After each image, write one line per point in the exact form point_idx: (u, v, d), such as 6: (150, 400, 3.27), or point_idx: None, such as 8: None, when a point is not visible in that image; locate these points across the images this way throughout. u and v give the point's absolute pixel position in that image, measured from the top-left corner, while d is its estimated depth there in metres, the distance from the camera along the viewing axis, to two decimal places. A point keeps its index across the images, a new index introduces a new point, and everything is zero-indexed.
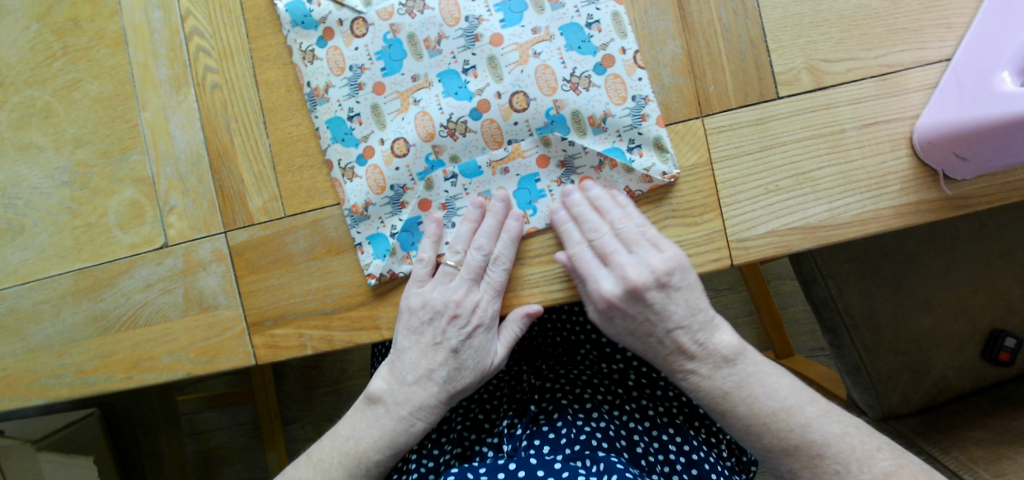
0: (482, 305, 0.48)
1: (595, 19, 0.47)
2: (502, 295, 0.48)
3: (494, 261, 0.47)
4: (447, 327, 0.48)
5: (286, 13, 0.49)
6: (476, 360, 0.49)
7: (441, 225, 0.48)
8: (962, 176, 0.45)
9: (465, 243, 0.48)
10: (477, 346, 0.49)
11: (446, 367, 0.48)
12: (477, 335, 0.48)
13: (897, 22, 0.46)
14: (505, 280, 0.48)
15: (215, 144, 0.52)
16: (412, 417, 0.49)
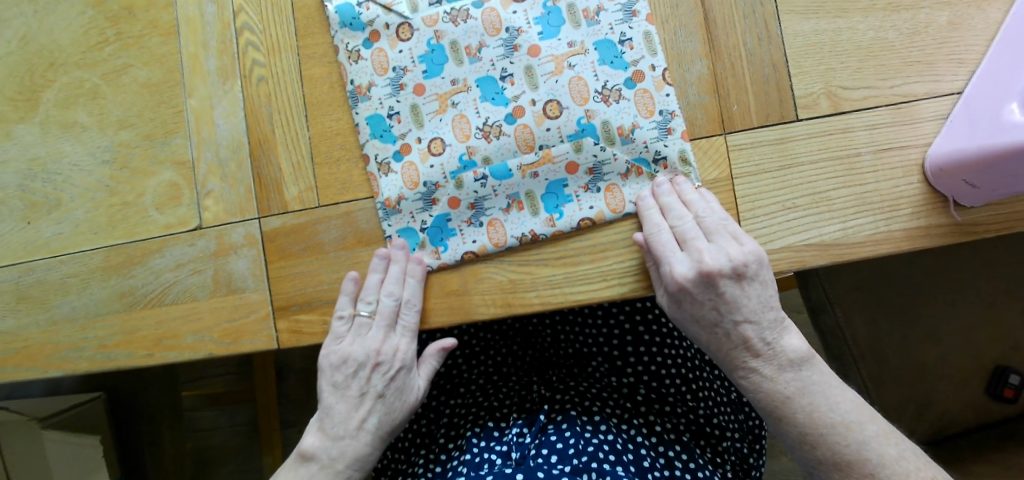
0: (402, 347, 0.51)
1: (628, 37, 0.49)
2: (416, 334, 0.51)
3: (405, 303, 0.51)
4: (371, 374, 0.50)
5: (336, 14, 0.52)
6: (400, 400, 0.51)
7: (358, 282, 0.51)
8: (971, 203, 0.47)
9: (375, 293, 0.51)
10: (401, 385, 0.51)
11: (382, 408, 0.50)
12: (400, 376, 0.51)
13: (911, 55, 0.49)
14: (417, 320, 0.51)
15: (256, 133, 0.55)
16: (349, 469, 0.50)
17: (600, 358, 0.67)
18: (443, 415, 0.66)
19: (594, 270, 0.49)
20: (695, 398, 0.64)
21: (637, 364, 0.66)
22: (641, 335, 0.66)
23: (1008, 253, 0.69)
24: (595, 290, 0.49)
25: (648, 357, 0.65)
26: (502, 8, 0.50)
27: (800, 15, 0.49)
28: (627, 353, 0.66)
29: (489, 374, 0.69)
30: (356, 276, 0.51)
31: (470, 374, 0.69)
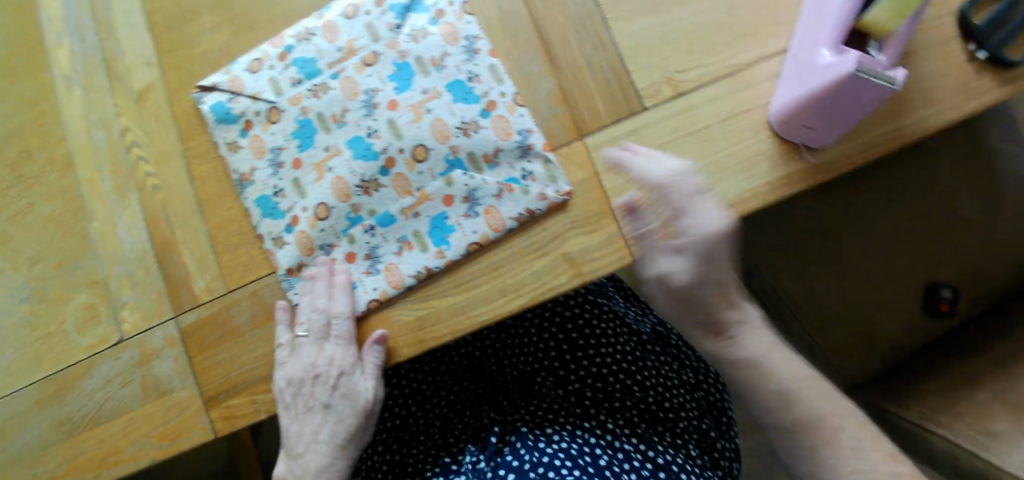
0: (338, 356, 0.53)
1: (475, 73, 0.52)
2: (354, 341, 0.53)
3: (338, 321, 0.52)
4: (327, 375, 0.54)
5: (211, 113, 0.56)
6: (350, 408, 0.55)
7: (289, 309, 0.53)
8: (821, 143, 0.50)
9: (305, 311, 0.53)
10: (346, 394, 0.54)
11: (336, 418, 0.55)
12: (342, 385, 0.54)
13: (733, 28, 0.53)
14: (351, 329, 0.53)
15: (159, 239, 0.57)
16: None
17: (545, 373, 0.70)
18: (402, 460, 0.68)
19: (492, 289, 0.52)
20: (637, 383, 0.68)
21: (579, 370, 0.69)
22: (575, 340, 0.70)
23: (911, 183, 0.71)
24: (496, 309, 0.51)
25: (587, 361, 0.69)
26: (357, 74, 0.53)
27: (625, 18, 0.53)
28: (567, 361, 0.70)
29: (445, 414, 0.71)
30: (312, 270, 0.53)
31: (426, 418, 0.71)
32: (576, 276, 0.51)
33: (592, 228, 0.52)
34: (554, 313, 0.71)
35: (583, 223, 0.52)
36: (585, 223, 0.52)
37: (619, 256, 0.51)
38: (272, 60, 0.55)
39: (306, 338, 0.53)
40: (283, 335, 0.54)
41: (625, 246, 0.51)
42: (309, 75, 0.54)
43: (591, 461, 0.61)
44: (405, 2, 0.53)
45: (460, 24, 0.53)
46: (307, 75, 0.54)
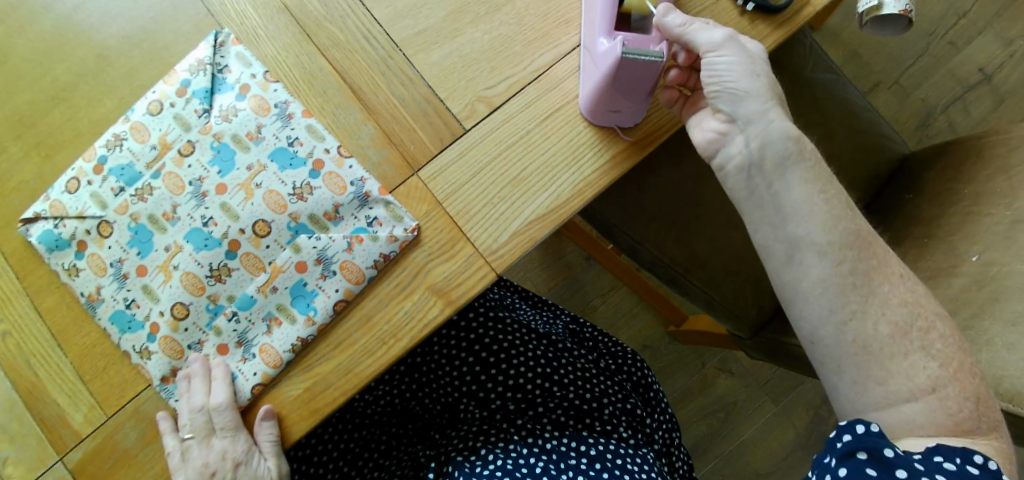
0: (230, 446, 0.54)
1: (294, 137, 0.54)
2: (241, 427, 0.53)
3: (224, 416, 0.53)
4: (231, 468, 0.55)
5: (40, 244, 0.54)
6: None
7: (169, 417, 0.53)
8: (632, 122, 0.54)
9: (185, 414, 0.53)
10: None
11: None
12: (242, 472, 0.55)
13: (528, 36, 0.56)
14: (234, 417, 0.53)
15: (24, 385, 0.55)
16: None
17: (467, 399, 0.73)
18: None
19: (371, 340, 0.52)
20: (553, 384, 0.72)
21: (497, 387, 0.72)
22: (487, 359, 0.73)
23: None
24: (380, 359, 0.52)
25: (502, 377, 0.72)
26: (178, 167, 0.53)
27: (426, 51, 0.56)
28: (483, 381, 0.73)
29: (377, 461, 0.72)
30: (187, 371, 0.52)
31: (363, 473, 0.71)
32: (446, 304, 0.53)
33: (448, 255, 0.53)
34: (459, 338, 0.73)
35: (438, 253, 0.53)
36: (440, 252, 0.53)
37: (480, 274, 0.53)
38: (89, 176, 0.54)
39: (194, 441, 0.53)
40: (169, 446, 0.53)
41: (484, 263, 0.53)
42: (130, 181, 0.54)
43: (527, 473, 0.65)
44: (207, 85, 0.54)
45: (267, 93, 0.54)
46: (128, 181, 0.54)
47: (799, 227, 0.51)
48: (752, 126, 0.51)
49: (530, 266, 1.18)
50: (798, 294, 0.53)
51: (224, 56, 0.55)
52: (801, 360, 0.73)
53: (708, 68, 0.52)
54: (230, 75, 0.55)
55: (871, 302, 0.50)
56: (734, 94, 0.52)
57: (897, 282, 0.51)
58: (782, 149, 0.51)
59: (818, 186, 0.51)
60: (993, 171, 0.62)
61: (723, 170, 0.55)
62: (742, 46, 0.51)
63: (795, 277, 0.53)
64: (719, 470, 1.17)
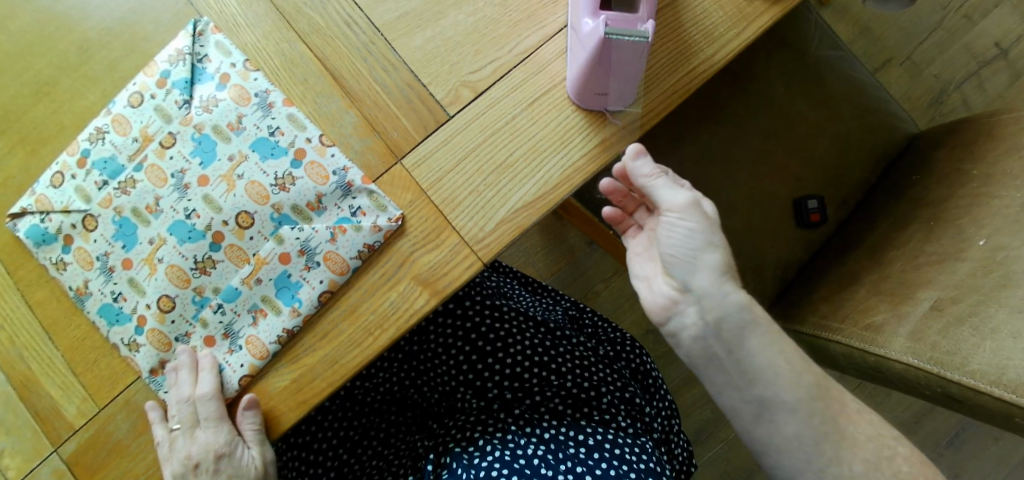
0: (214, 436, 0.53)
1: (275, 126, 0.53)
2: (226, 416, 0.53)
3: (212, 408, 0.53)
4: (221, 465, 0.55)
5: (28, 239, 0.54)
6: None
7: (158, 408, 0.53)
8: (622, 104, 0.53)
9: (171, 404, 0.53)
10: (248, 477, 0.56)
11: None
12: (226, 462, 0.54)
13: (512, 18, 0.55)
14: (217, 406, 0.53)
15: (17, 377, 0.55)
16: None
17: (464, 389, 0.71)
18: None
19: (356, 331, 0.51)
20: (551, 373, 0.70)
21: (494, 376, 0.70)
22: (484, 348, 0.70)
23: (740, 109, 0.77)
24: (365, 349, 0.51)
25: (500, 367, 0.70)
26: (160, 159, 0.53)
27: (407, 35, 0.55)
28: (481, 371, 0.70)
29: (379, 452, 0.71)
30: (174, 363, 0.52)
31: (362, 461, 0.70)
32: (433, 293, 0.52)
33: (434, 244, 0.52)
34: (455, 327, 0.71)
35: (424, 242, 0.52)
36: (426, 241, 0.52)
37: (467, 263, 0.52)
38: (73, 170, 0.54)
39: (180, 432, 0.53)
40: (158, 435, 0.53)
41: (469, 251, 0.52)
42: (113, 174, 0.54)
43: (525, 463, 0.61)
44: (187, 76, 0.53)
45: (247, 82, 0.53)
46: (111, 175, 0.54)
47: (767, 389, 0.53)
48: (706, 299, 0.52)
49: (532, 252, 1.17)
50: (773, 452, 0.55)
51: (203, 45, 0.54)
52: (839, 361, 0.63)
53: (668, 228, 0.54)
54: (210, 65, 0.54)
55: (843, 442, 0.53)
56: (689, 265, 0.53)
57: (862, 421, 0.54)
58: (738, 319, 0.53)
59: (776, 348, 0.53)
60: (1002, 151, 0.59)
61: (676, 336, 0.56)
62: (706, 215, 0.53)
63: (768, 440, 0.54)
64: (723, 454, 1.17)
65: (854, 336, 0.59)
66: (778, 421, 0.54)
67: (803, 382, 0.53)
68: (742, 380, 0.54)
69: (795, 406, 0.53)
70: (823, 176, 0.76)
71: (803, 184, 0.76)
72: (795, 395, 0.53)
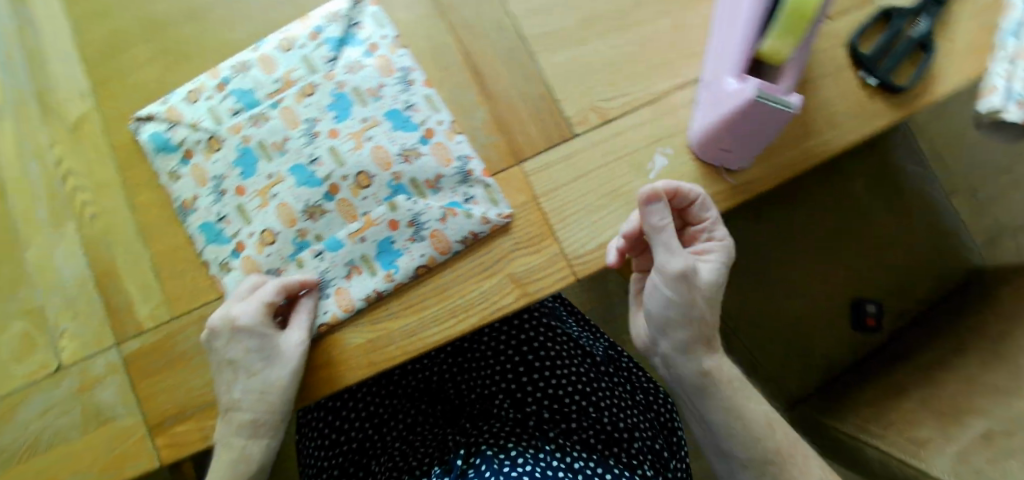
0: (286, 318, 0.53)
1: (412, 102, 0.54)
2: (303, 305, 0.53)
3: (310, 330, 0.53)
4: (255, 377, 0.52)
5: (149, 143, 0.56)
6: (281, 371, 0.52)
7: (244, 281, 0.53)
8: (739, 165, 0.55)
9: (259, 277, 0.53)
10: (260, 403, 0.53)
11: (238, 430, 0.53)
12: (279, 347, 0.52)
13: (654, 58, 0.56)
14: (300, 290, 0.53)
15: (99, 267, 0.57)
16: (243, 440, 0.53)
17: (502, 396, 0.73)
18: None
19: (442, 309, 0.54)
20: (591, 404, 0.72)
21: (534, 392, 0.73)
22: (530, 363, 0.74)
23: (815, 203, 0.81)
24: (446, 329, 0.54)
25: (543, 383, 0.73)
26: (297, 104, 0.54)
27: (550, 50, 0.56)
28: (523, 384, 0.73)
29: (404, 437, 0.73)
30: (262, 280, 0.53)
31: (386, 441, 0.73)
32: (522, 294, 0.54)
33: (535, 248, 0.54)
34: (508, 336, 0.75)
35: (526, 244, 0.55)
36: (528, 243, 0.55)
37: (562, 275, 0.54)
38: (210, 91, 0.55)
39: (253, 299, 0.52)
40: (231, 307, 0.52)
41: (565, 265, 0.54)
42: (248, 105, 0.55)
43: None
44: (340, 35, 0.55)
45: (394, 56, 0.55)
46: (246, 105, 0.55)
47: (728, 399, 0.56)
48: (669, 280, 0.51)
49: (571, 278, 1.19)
50: (706, 383, 0.55)
51: (360, 11, 0.56)
52: (874, 468, 0.66)
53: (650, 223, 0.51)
54: (363, 31, 0.55)
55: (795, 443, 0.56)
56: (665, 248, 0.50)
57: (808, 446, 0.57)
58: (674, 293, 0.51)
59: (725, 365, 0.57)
60: None
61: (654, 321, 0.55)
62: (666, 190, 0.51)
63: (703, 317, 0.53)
64: None
65: (899, 447, 0.62)
66: (732, 399, 0.56)
67: (733, 376, 0.57)
68: (686, 355, 0.55)
69: (734, 388, 0.56)
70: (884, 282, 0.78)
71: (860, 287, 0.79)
72: (716, 362, 0.56)
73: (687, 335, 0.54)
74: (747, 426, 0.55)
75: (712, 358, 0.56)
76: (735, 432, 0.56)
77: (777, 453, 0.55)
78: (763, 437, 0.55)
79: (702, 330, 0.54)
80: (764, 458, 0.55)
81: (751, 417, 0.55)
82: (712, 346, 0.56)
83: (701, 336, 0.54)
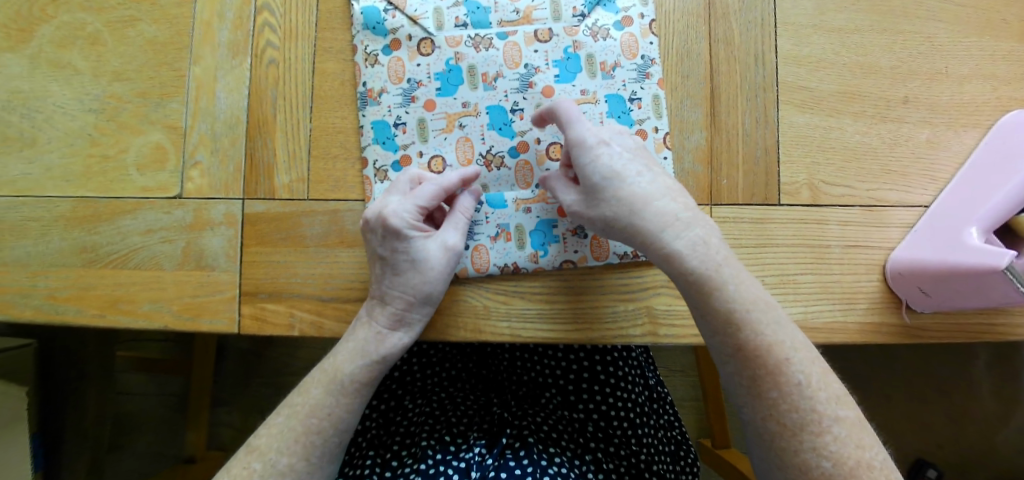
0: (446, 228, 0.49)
1: (637, 96, 0.51)
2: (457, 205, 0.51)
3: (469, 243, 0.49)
4: (409, 274, 0.48)
5: (361, 16, 0.52)
6: (423, 274, 0.48)
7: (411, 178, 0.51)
8: (921, 308, 0.50)
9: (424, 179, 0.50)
10: (411, 297, 0.48)
11: (385, 319, 0.49)
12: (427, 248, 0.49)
13: (888, 163, 0.52)
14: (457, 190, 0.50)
15: (256, 114, 0.54)
16: (374, 327, 0.49)
17: (553, 391, 0.66)
18: (395, 426, 0.62)
19: (568, 311, 0.51)
20: (641, 445, 0.62)
21: (588, 402, 0.64)
22: (596, 371, 0.66)
23: (918, 353, 0.81)
24: (566, 331, 0.51)
25: (600, 398, 0.64)
26: (524, 45, 0.51)
27: (797, 107, 0.52)
28: (580, 390, 0.65)
29: (444, 387, 0.67)
30: None
31: (424, 383, 0.67)
32: (650, 331, 0.51)
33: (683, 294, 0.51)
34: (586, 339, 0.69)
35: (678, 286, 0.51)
36: None
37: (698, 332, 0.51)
38: None
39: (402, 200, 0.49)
40: (385, 200, 0.48)
41: None
42: (476, 24, 0.52)
43: None
44: None
45: (642, 40, 0.51)
46: (474, 23, 0.52)
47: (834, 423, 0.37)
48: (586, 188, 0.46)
49: None
50: (715, 275, 0.41)
51: None
52: None
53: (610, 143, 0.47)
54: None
55: None
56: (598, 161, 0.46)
57: None
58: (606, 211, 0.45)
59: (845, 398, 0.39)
60: None
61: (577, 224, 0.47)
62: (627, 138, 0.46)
63: (655, 233, 0.43)
64: None
65: None
66: (744, 325, 0.40)
67: (778, 310, 0.41)
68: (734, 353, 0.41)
69: (769, 326, 0.40)
70: (947, 452, 0.80)
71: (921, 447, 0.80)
72: (741, 282, 0.42)
73: (683, 239, 0.42)
74: (758, 380, 0.39)
75: (736, 277, 0.42)
76: (732, 368, 0.41)
77: (780, 425, 0.38)
78: (774, 397, 0.39)
79: (702, 236, 0.43)
80: (763, 410, 0.39)
81: (772, 348, 0.40)
82: (722, 274, 0.41)
83: (712, 245, 0.43)
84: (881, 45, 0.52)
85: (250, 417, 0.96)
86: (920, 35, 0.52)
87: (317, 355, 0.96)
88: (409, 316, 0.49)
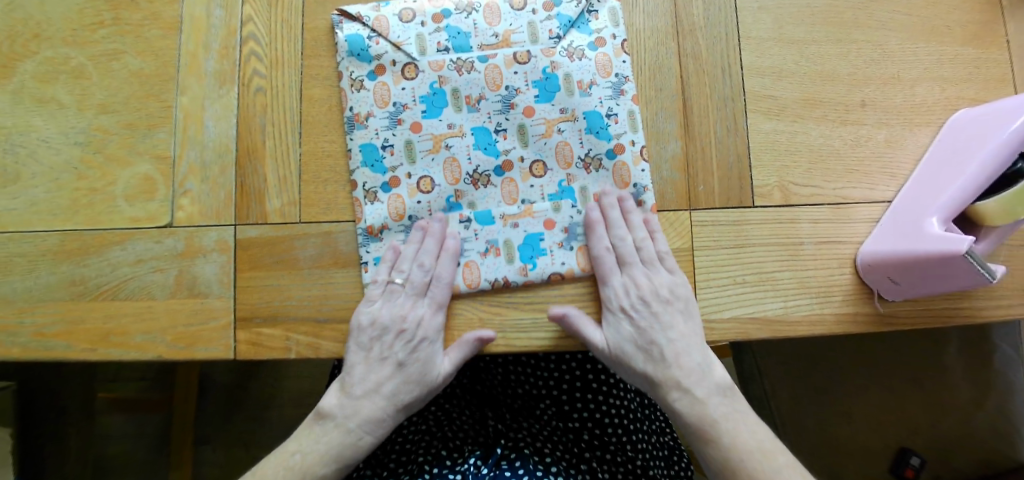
0: (426, 319, 0.52)
1: (614, 112, 0.54)
2: (444, 309, 0.53)
3: (643, 331, 0.50)
4: (393, 342, 0.51)
5: (345, 43, 0.54)
6: (420, 374, 0.51)
7: (397, 251, 0.53)
8: (892, 297, 0.53)
9: (411, 262, 0.52)
10: (398, 400, 0.51)
11: (363, 389, 0.50)
12: (421, 351, 0.51)
13: (851, 163, 0.56)
14: (448, 297, 0.52)
15: (245, 142, 0.55)
16: (357, 431, 0.49)
17: (548, 401, 0.66)
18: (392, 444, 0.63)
19: None
20: (636, 451, 0.63)
21: (583, 411, 0.65)
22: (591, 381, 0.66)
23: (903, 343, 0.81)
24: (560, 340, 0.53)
25: (594, 405, 0.65)
26: (505, 67, 0.54)
27: (764, 115, 0.55)
28: (574, 399, 0.65)
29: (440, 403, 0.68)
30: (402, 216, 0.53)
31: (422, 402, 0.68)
32: None
33: None
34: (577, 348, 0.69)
35: None
36: None
37: None
38: (426, 18, 0.54)
39: (398, 287, 0.52)
40: (391, 299, 0.52)
41: None
42: (457, 48, 0.54)
43: None
44: (574, 17, 0.54)
45: (615, 59, 0.54)
46: (456, 47, 0.54)
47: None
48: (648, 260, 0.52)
49: None
50: (710, 428, 0.47)
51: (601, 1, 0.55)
52: None
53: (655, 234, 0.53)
54: (595, 21, 0.55)
55: None
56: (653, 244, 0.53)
57: None
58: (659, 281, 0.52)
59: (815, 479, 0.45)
60: None
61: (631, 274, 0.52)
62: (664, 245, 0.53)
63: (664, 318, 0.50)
64: None
65: None
66: (708, 436, 0.47)
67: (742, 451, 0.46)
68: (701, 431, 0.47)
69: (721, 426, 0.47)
70: (926, 438, 0.79)
71: (903, 434, 0.79)
72: (691, 406, 0.48)
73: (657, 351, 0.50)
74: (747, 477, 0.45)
75: (686, 398, 0.48)
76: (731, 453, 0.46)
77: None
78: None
79: (701, 396, 0.48)
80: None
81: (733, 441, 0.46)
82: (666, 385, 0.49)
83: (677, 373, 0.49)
84: (837, 54, 0.56)
85: (237, 455, 0.94)
86: (871, 44, 0.56)
87: (305, 383, 0.96)
88: (390, 421, 0.51)
